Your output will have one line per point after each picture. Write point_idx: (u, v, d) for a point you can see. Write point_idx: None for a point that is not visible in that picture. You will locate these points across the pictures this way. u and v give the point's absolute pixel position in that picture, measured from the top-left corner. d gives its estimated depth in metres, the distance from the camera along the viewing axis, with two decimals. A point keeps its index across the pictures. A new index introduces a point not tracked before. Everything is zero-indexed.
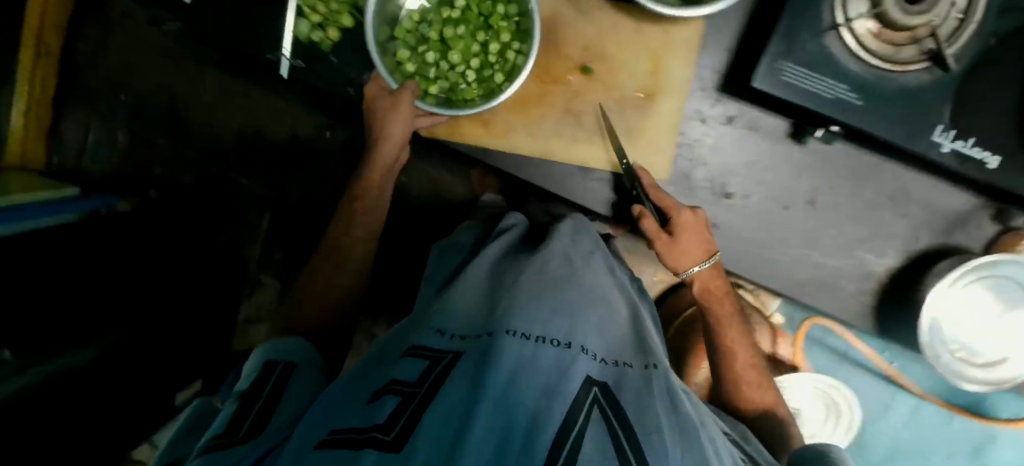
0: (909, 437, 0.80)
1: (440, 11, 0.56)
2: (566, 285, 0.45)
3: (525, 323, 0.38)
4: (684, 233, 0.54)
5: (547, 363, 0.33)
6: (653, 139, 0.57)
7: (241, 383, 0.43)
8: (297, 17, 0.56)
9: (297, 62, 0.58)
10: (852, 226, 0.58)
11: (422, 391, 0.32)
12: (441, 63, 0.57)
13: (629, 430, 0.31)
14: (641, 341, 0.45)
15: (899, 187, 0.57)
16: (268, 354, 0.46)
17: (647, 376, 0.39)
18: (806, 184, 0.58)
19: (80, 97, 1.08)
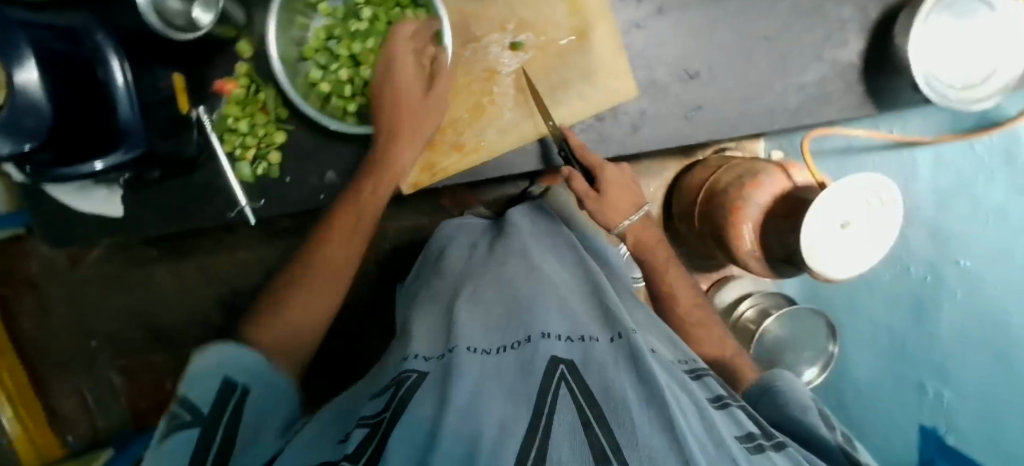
0: (947, 181, 0.83)
1: (348, 25, 0.51)
2: (520, 286, 0.49)
3: (480, 341, 0.42)
4: (612, 184, 0.56)
5: (508, 367, 0.37)
6: (601, 70, 0.57)
7: (197, 401, 0.36)
8: (234, 162, 0.54)
9: (258, 202, 0.55)
10: (807, 36, 0.60)
11: (388, 416, 0.34)
12: (354, 80, 0.52)
13: (595, 403, 0.32)
14: (607, 311, 0.47)
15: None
16: (219, 363, 0.40)
17: (615, 346, 0.40)
18: (753, 28, 0.59)
19: (56, 367, 1.06)
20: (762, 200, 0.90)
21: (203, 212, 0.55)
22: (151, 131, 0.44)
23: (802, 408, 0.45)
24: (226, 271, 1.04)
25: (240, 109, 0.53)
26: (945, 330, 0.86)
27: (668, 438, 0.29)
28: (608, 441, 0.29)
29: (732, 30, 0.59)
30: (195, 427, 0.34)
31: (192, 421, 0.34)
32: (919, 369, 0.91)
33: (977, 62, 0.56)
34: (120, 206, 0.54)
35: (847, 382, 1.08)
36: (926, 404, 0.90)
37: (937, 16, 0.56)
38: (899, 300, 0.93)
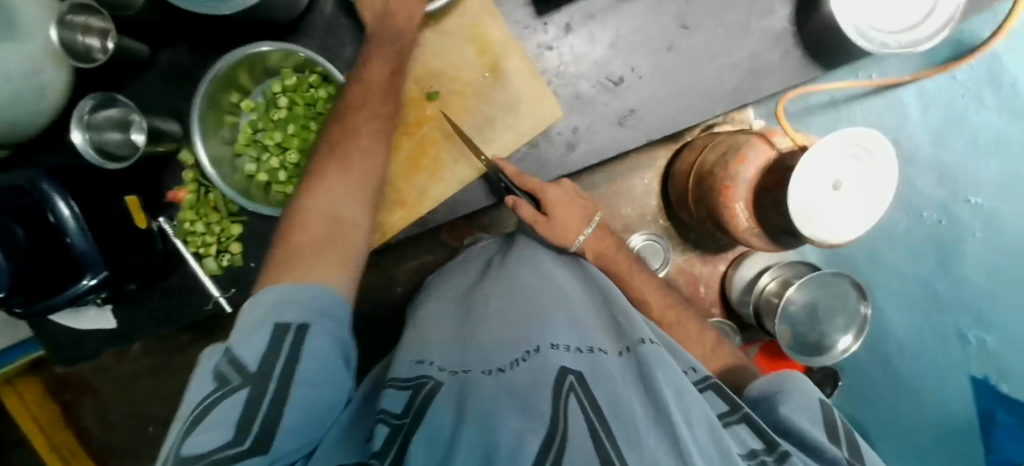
0: (938, 116, 0.77)
1: (269, 117, 0.54)
2: (538, 295, 0.48)
3: (495, 357, 0.40)
4: (556, 202, 0.57)
5: (523, 381, 0.35)
6: (521, 101, 0.58)
7: (243, 356, 0.34)
8: (202, 260, 0.58)
9: (230, 290, 0.60)
10: (727, 13, 0.58)
11: (407, 422, 0.36)
12: (286, 164, 0.54)
13: (606, 419, 0.31)
14: (614, 319, 0.46)
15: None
16: (272, 306, 0.37)
17: (624, 360, 0.39)
18: (668, 20, 0.58)
19: (125, 457, 1.16)
20: (749, 174, 0.83)
21: (188, 310, 0.60)
22: (111, 252, 0.49)
23: (807, 419, 0.39)
24: None
25: (194, 213, 0.57)
26: (975, 273, 0.73)
27: (677, 461, 0.28)
28: (617, 456, 0.28)
29: (646, 28, 0.58)
30: (243, 389, 0.32)
31: (239, 382, 0.33)
32: (957, 316, 0.77)
33: (911, 4, 0.53)
34: (112, 318, 0.61)
35: (888, 341, 0.91)
36: (971, 357, 0.75)
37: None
38: (918, 248, 0.82)
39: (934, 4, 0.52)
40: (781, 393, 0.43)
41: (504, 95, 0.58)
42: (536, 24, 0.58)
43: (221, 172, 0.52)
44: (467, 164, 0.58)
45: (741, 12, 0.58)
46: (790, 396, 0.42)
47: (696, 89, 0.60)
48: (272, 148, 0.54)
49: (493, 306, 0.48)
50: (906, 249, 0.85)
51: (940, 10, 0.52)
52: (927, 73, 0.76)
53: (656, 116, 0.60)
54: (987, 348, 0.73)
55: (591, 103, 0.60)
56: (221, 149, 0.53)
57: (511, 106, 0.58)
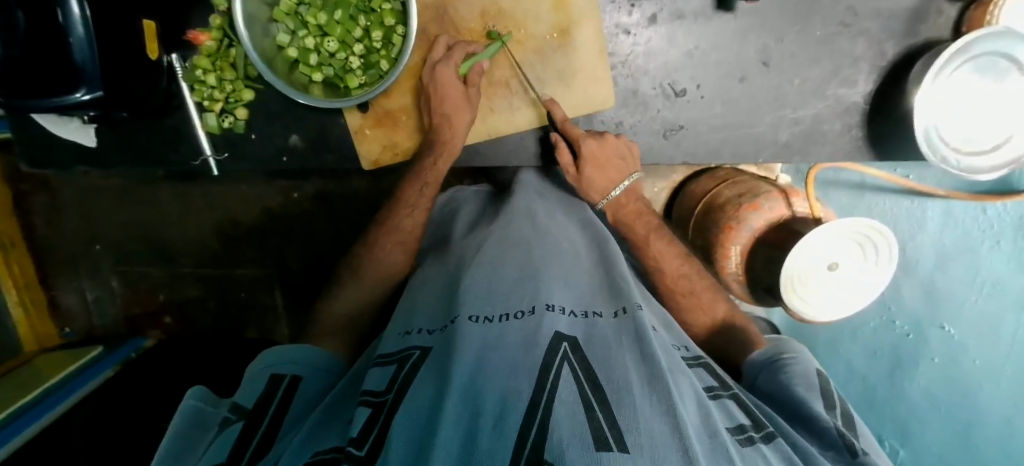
0: (952, 236, 0.76)
1: None
2: (533, 247, 0.48)
3: (481, 307, 0.41)
4: (590, 162, 0.55)
5: (512, 341, 0.36)
6: (579, 77, 0.55)
7: (242, 401, 0.44)
8: (203, 112, 0.55)
9: (223, 154, 0.58)
10: (812, 66, 0.56)
11: (390, 399, 0.36)
12: (321, 50, 0.51)
13: (598, 386, 0.33)
14: (611, 282, 0.47)
15: (844, 11, 0.54)
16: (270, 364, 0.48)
17: (618, 322, 0.41)
18: (753, 50, 0.55)
19: (62, 265, 1.15)
20: (756, 224, 0.81)
21: (172, 158, 0.58)
22: (114, 76, 0.45)
23: (805, 385, 0.44)
24: (226, 200, 1.09)
25: (210, 63, 0.53)
26: (918, 395, 0.79)
27: (670, 428, 0.30)
28: (609, 424, 0.29)
29: (729, 50, 0.55)
30: (239, 422, 0.41)
31: (236, 418, 0.42)
32: (881, 421, 0.82)
33: (990, 127, 0.51)
34: (95, 138, 0.58)
35: None
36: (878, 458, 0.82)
37: (960, 68, 0.50)
38: (876, 351, 0.83)
39: (1009, 137, 0.51)
40: (788, 359, 0.48)
41: (566, 63, 0.55)
42: (623, 4, 0.54)
43: (253, 33, 0.48)
44: (518, 114, 0.57)
45: (825, 71, 0.56)
46: (797, 364, 0.47)
47: (751, 129, 0.58)
48: (311, 27, 0.50)
49: (483, 252, 0.49)
50: (863, 346, 0.84)
51: (1012, 144, 0.51)
52: (961, 196, 0.72)
53: (702, 141, 0.58)
54: (894, 456, 0.81)
55: (644, 105, 0.57)
56: (255, 8, 0.48)
57: (567, 77, 0.55)
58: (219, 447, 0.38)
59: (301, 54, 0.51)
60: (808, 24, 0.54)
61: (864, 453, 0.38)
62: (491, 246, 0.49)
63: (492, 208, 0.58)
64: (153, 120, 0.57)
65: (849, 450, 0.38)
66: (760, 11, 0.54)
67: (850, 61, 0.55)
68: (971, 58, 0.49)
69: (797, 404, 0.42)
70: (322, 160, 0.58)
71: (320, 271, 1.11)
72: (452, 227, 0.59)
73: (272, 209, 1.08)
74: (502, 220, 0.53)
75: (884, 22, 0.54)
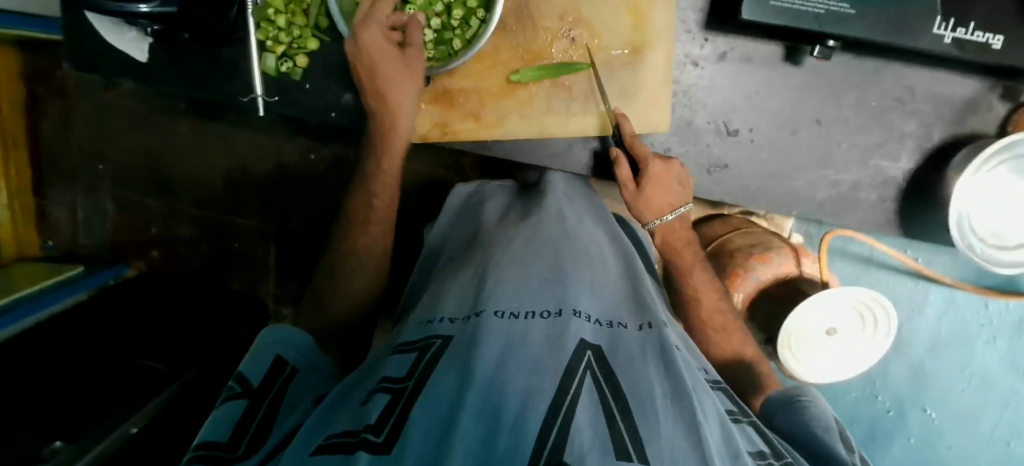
0: (948, 327, 0.78)
1: None
2: (562, 252, 0.48)
3: (508, 301, 0.41)
4: (652, 181, 0.54)
5: (538, 340, 0.36)
6: (641, 96, 0.56)
7: (249, 373, 0.44)
8: (263, 52, 0.55)
9: (273, 98, 0.57)
10: (861, 134, 0.57)
11: (410, 386, 0.35)
12: (399, 15, 0.51)
13: (620, 397, 0.33)
14: (637, 296, 0.47)
15: (902, 88, 0.56)
16: (276, 342, 0.48)
17: (643, 335, 0.41)
18: (809, 107, 0.57)
19: (60, 175, 1.11)
20: (763, 276, 0.82)
21: (219, 90, 0.57)
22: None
23: (822, 427, 0.44)
24: (244, 146, 1.07)
25: (283, 4, 0.53)
26: None
27: (690, 445, 0.30)
28: (631, 438, 0.30)
29: (787, 102, 0.57)
30: (243, 398, 0.41)
31: (241, 392, 0.42)
32: None
33: (1017, 225, 0.53)
34: (146, 54, 0.57)
35: None
36: None
37: (1003, 165, 0.52)
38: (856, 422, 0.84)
39: None
40: (806, 402, 0.48)
41: (633, 81, 0.56)
42: (696, 35, 0.55)
43: None
44: (576, 120, 0.57)
45: (872, 141, 0.57)
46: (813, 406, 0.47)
47: (791, 182, 0.59)
48: None
49: (512, 249, 0.48)
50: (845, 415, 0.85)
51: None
52: (967, 287, 0.73)
53: (743, 183, 0.59)
54: None
55: (695, 136, 0.58)
56: None
57: (629, 94, 0.56)
58: (221, 424, 0.38)
59: (377, 15, 0.51)
60: (865, 93, 0.56)
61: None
62: (521, 245, 0.49)
63: (521, 207, 0.58)
64: (208, 49, 0.56)
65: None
66: (823, 72, 0.56)
67: (897, 137, 0.57)
68: (1014, 157, 0.51)
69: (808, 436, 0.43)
70: (370, 125, 0.58)
71: (320, 236, 1.09)
72: (480, 217, 0.60)
73: (287, 166, 1.06)
74: (533, 221, 0.53)
75: (936, 107, 0.56)
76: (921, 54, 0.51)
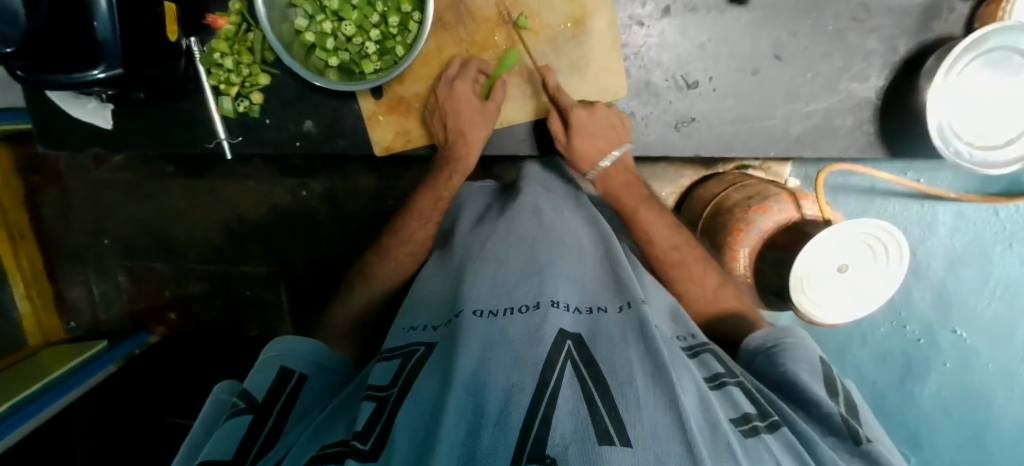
0: (964, 243, 0.75)
1: None
2: (537, 243, 0.47)
3: (487, 300, 0.41)
4: (579, 130, 0.55)
5: (515, 333, 0.36)
6: (594, 67, 0.56)
7: (255, 394, 0.43)
8: (219, 96, 0.56)
9: (237, 138, 0.59)
10: (823, 60, 0.56)
11: (394, 393, 0.36)
12: (339, 34, 0.52)
13: (602, 381, 0.32)
14: (616, 276, 0.46)
15: (856, 6, 0.54)
16: (283, 358, 0.47)
17: (623, 317, 0.40)
18: (765, 43, 0.56)
19: (70, 258, 1.15)
20: (765, 226, 0.80)
21: (187, 140, 0.59)
22: (133, 53, 0.46)
23: (807, 370, 0.43)
24: (236, 196, 1.09)
25: (228, 47, 0.54)
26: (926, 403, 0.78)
27: (672, 419, 0.29)
28: (611, 420, 0.28)
29: (741, 44, 0.56)
30: (248, 413, 0.41)
31: (246, 408, 0.42)
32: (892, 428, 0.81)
33: (1001, 124, 0.51)
34: (110, 120, 0.59)
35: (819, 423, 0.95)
36: None
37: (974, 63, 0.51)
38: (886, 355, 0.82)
39: (1023, 130, 0.51)
40: (788, 344, 0.47)
41: (582, 53, 0.56)
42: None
43: (271, 16, 0.49)
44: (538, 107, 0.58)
45: (837, 65, 0.56)
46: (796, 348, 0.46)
47: (764, 123, 0.58)
48: (329, 12, 0.51)
49: (488, 247, 0.48)
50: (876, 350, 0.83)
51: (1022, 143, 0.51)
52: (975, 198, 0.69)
53: (714, 132, 0.58)
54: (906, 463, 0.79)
55: (656, 97, 0.58)
56: None
57: (579, 67, 0.56)
58: (227, 440, 0.39)
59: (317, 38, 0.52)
60: (820, 17, 0.55)
61: (868, 441, 0.37)
62: (496, 244, 0.48)
63: (500, 204, 0.58)
64: (171, 104, 0.58)
65: (853, 437, 0.37)
66: (772, 5, 0.54)
67: (863, 56, 0.55)
68: (984, 54, 0.50)
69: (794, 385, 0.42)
70: (337, 147, 0.59)
71: (324, 269, 1.10)
72: (454, 223, 0.59)
73: (280, 207, 1.08)
74: (507, 216, 0.53)
75: (896, 18, 0.54)
76: None
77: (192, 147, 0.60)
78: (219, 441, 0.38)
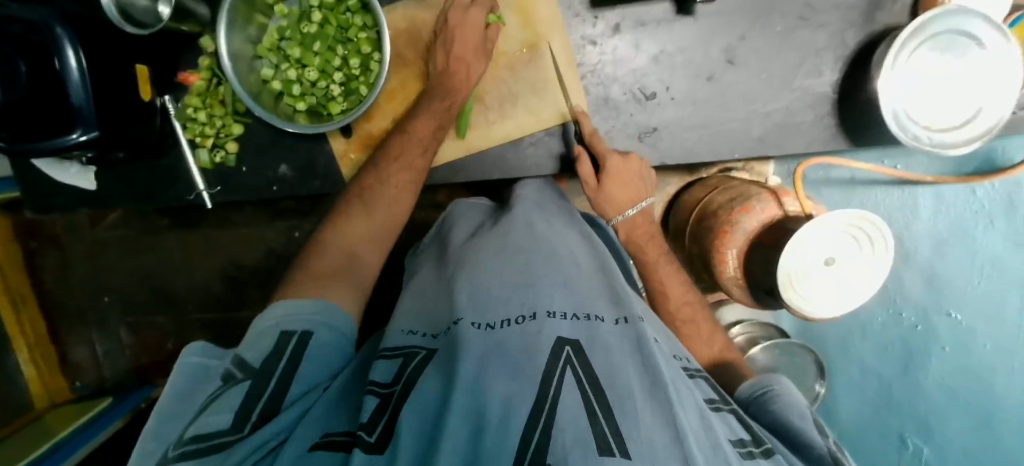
0: (948, 225, 0.74)
1: (299, 27, 0.53)
2: (532, 255, 0.48)
3: (484, 312, 0.42)
4: (612, 177, 0.56)
5: (514, 345, 0.37)
6: (553, 89, 0.58)
7: (253, 359, 0.39)
8: (195, 149, 0.58)
9: (215, 188, 0.60)
10: (774, 61, 0.57)
11: (398, 390, 0.37)
12: (304, 79, 0.54)
13: (601, 390, 0.33)
14: (611, 286, 0.47)
15: (801, 6, 0.56)
16: (281, 318, 0.43)
17: (621, 329, 0.40)
18: (717, 49, 0.57)
19: (73, 318, 1.17)
20: (749, 226, 0.80)
21: (169, 194, 0.61)
22: (108, 115, 0.48)
23: (798, 415, 0.43)
24: (230, 244, 1.11)
25: (200, 101, 0.56)
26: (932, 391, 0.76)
27: (672, 435, 0.30)
28: (611, 430, 0.30)
29: (694, 52, 0.57)
30: (246, 381, 0.37)
31: (243, 376, 0.38)
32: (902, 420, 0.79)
33: (956, 105, 0.52)
34: (93, 181, 0.61)
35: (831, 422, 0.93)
36: (903, 460, 0.79)
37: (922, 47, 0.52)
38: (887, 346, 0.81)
39: (978, 109, 0.51)
40: (774, 391, 0.47)
41: (539, 78, 0.58)
42: (587, 14, 0.57)
43: (238, 69, 0.51)
44: (505, 133, 0.59)
45: (789, 64, 0.57)
46: (781, 394, 0.46)
47: (725, 126, 0.59)
48: (293, 61, 0.53)
49: (485, 258, 0.49)
50: (875, 342, 0.82)
51: (978, 122, 0.51)
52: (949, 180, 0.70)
53: (678, 140, 0.59)
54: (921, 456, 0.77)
55: (617, 111, 0.59)
56: (236, 45, 0.51)
57: (538, 91, 0.58)
58: (226, 407, 0.35)
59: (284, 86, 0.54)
60: (766, 20, 0.57)
61: None
62: (490, 254, 0.49)
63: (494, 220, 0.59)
64: (152, 161, 0.60)
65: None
66: (718, 13, 0.56)
67: (814, 53, 0.57)
68: (930, 37, 0.51)
69: (786, 430, 0.42)
70: (313, 188, 0.60)
71: None
72: (450, 236, 0.60)
73: (275, 250, 1.10)
74: (500, 228, 0.54)
75: (841, 14, 0.56)
76: None
77: (173, 201, 0.61)
78: (219, 408, 0.35)
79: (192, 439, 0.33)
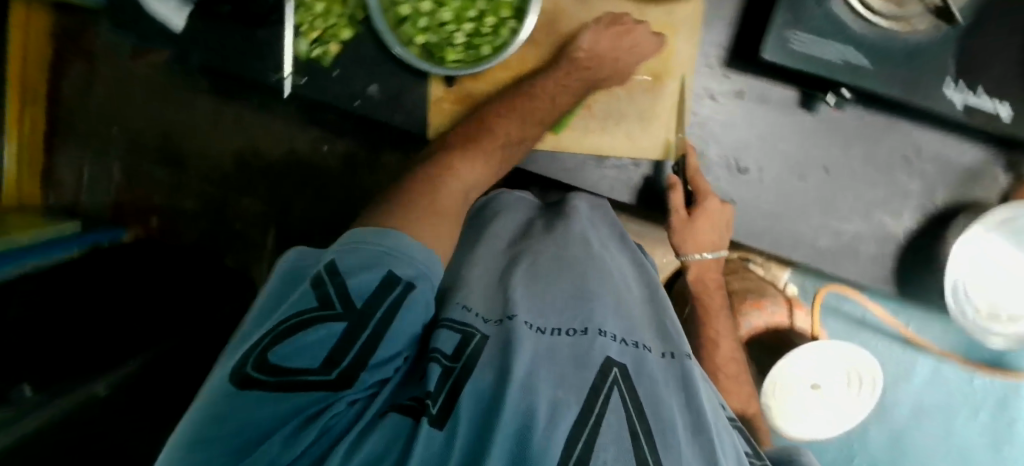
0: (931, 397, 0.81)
1: None
2: (590, 272, 0.50)
3: (537, 315, 0.44)
4: (703, 220, 0.57)
5: (565, 354, 0.40)
6: (657, 123, 0.58)
7: (353, 291, 0.34)
8: (296, 36, 0.57)
9: (301, 80, 0.58)
10: (866, 187, 0.59)
11: (460, 366, 0.38)
12: (433, 16, 0.53)
13: (644, 416, 0.36)
14: (661, 324, 0.50)
15: (910, 145, 0.57)
16: (382, 247, 0.38)
17: (665, 364, 0.43)
18: (819, 153, 0.58)
19: (72, 136, 1.12)
20: (755, 322, 0.81)
21: (253, 66, 0.59)
22: None
23: None
24: (258, 130, 1.08)
25: None
26: None
27: None
28: (651, 455, 0.33)
29: (798, 147, 0.58)
30: (343, 322, 0.34)
31: (341, 311, 0.34)
32: None
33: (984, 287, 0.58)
34: (185, 22, 0.57)
35: None
36: None
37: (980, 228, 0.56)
38: None
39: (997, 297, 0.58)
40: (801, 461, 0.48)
41: (649, 107, 0.58)
42: (717, 69, 0.57)
43: None
44: (598, 145, 0.58)
45: (876, 195, 0.59)
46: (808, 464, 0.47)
47: (795, 227, 0.60)
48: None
49: (543, 262, 0.51)
50: None
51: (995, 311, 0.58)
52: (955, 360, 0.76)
53: (749, 221, 0.60)
54: None
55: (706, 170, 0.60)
56: None
57: (643, 119, 0.58)
58: (320, 349, 0.33)
59: (411, 14, 0.52)
60: (874, 145, 0.57)
61: None
62: (548, 263, 0.51)
63: (543, 220, 0.60)
64: (246, 29, 0.58)
65: None
66: (835, 120, 0.57)
67: (904, 194, 0.58)
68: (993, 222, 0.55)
69: None
70: (392, 120, 0.59)
71: (321, 225, 1.12)
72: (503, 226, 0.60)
73: (298, 154, 1.08)
74: (555, 235, 0.55)
75: (943, 171, 0.57)
76: (928, 113, 0.53)
77: (252, 74, 0.59)
78: (312, 345, 0.32)
79: (281, 376, 0.32)
